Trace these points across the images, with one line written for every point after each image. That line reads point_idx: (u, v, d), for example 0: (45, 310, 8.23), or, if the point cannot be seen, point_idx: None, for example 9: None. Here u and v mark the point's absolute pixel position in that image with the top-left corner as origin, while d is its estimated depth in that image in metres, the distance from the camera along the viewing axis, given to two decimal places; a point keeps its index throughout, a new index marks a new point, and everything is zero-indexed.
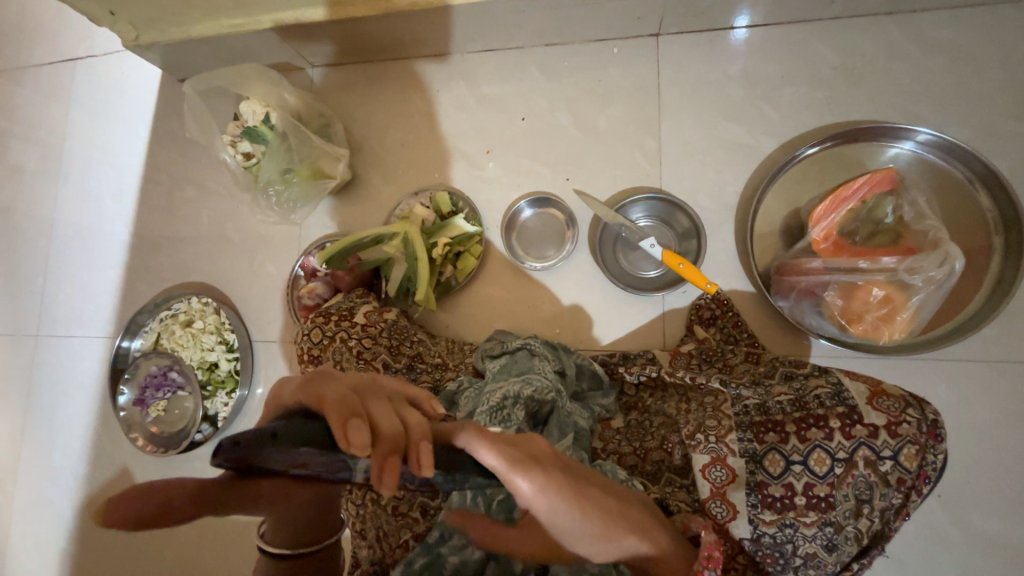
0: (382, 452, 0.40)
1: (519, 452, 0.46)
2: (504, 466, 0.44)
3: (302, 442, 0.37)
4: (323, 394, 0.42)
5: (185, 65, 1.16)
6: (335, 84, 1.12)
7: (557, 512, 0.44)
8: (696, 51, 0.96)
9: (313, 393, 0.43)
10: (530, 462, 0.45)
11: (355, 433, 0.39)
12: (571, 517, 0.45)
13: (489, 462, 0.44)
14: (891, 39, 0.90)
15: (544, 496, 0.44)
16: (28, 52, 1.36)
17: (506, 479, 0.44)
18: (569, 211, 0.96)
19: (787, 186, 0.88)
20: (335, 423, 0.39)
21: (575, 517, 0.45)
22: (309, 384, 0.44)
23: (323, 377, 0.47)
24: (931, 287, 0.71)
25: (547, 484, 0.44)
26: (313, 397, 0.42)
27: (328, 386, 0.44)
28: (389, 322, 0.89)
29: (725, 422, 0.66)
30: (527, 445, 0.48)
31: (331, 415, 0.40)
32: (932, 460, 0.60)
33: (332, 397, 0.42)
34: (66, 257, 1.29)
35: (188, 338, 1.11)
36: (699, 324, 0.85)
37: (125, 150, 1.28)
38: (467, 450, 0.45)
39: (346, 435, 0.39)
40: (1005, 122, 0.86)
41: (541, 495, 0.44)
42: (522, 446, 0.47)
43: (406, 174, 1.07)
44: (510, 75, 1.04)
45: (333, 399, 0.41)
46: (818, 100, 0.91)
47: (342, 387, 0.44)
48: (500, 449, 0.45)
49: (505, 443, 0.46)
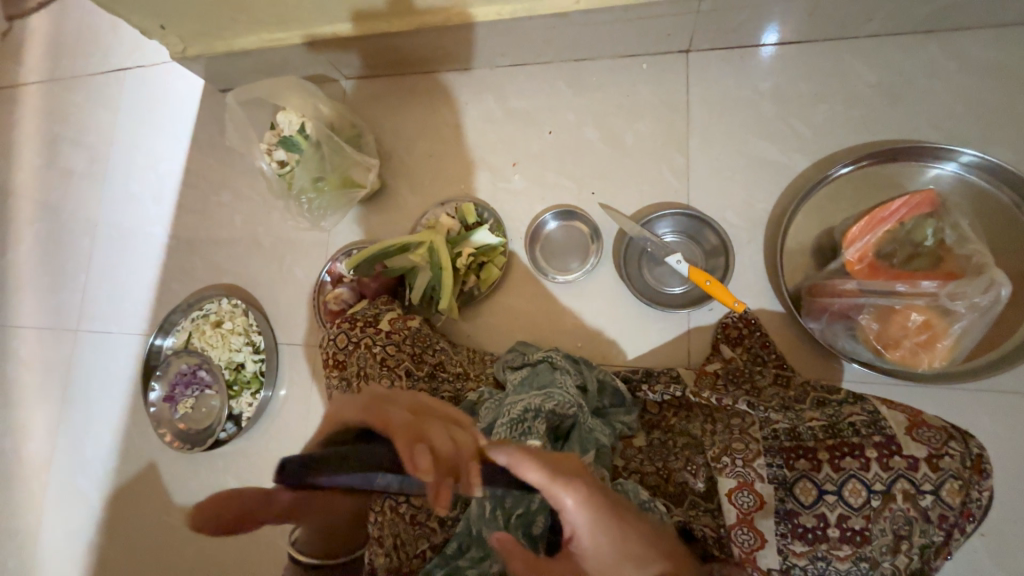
0: (440, 475, 0.44)
1: (561, 467, 0.47)
2: (546, 480, 0.46)
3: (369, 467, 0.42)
4: (387, 418, 0.47)
5: (226, 77, 1.21)
6: (367, 96, 1.15)
7: (600, 531, 0.45)
8: (726, 67, 0.96)
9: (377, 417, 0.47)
10: (571, 480, 0.46)
11: (422, 456, 0.44)
12: (612, 545, 0.44)
13: (533, 476, 0.46)
14: (931, 57, 0.88)
15: (585, 511, 0.45)
16: (83, 62, 1.44)
17: (551, 494, 0.46)
18: (593, 224, 0.96)
19: (819, 205, 0.87)
20: (400, 447, 0.43)
21: (618, 544, 0.44)
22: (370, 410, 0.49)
23: (379, 403, 0.51)
24: (974, 314, 0.68)
25: (588, 501, 0.46)
26: (379, 422, 0.47)
27: (389, 411, 0.49)
28: (412, 330, 0.90)
29: (753, 446, 0.64)
30: (569, 464, 0.49)
31: (397, 439, 0.44)
32: (976, 497, 0.58)
33: (395, 422, 0.47)
34: (107, 256, 1.35)
35: (218, 338, 1.14)
36: (725, 343, 0.83)
37: (166, 155, 1.34)
38: (510, 466, 0.46)
39: (414, 459, 0.43)
40: None
41: (583, 512, 0.45)
42: (565, 465, 0.48)
43: (433, 183, 1.09)
44: (539, 89, 1.05)
45: (396, 425, 0.46)
46: (853, 118, 0.90)
47: (399, 413, 0.49)
48: (545, 465, 0.46)
49: (547, 461, 0.48)
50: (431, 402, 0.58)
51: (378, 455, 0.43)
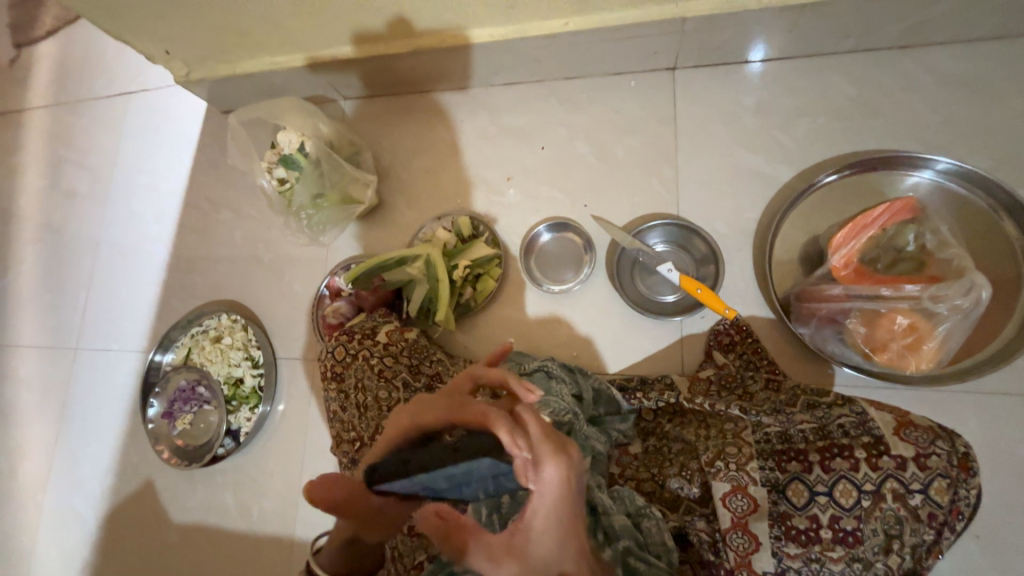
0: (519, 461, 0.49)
1: (556, 442, 0.51)
2: (545, 446, 0.49)
3: (468, 455, 0.51)
4: (481, 410, 0.53)
5: (229, 99, 1.25)
6: (366, 115, 1.18)
7: (562, 511, 0.48)
8: (712, 83, 1.00)
9: (469, 413, 0.54)
10: (563, 453, 0.50)
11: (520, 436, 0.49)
12: (564, 525, 0.48)
13: (534, 432, 0.50)
14: (907, 71, 0.92)
15: (561, 486, 0.48)
16: (89, 86, 1.49)
17: (539, 459, 0.48)
18: (586, 235, 0.98)
19: (805, 214, 0.89)
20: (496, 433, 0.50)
21: (562, 534, 0.47)
22: (459, 407, 0.55)
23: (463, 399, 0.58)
24: (958, 316, 0.69)
25: (566, 477, 0.49)
26: (475, 417, 0.53)
27: (479, 405, 0.54)
28: (410, 341, 0.91)
29: (745, 450, 0.64)
30: (562, 438, 0.52)
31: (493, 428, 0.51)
32: (964, 495, 0.59)
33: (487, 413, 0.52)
34: (109, 274, 1.37)
35: (217, 354, 1.15)
36: (718, 349, 0.84)
37: (169, 175, 1.37)
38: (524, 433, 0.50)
39: (515, 441, 0.49)
40: None
41: (557, 488, 0.48)
42: (559, 437, 0.52)
43: (430, 198, 1.11)
44: (531, 106, 1.09)
45: (490, 415, 0.51)
46: (834, 129, 0.93)
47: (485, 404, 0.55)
48: (545, 426, 0.51)
49: (548, 439, 0.50)
50: (488, 370, 0.64)
51: (480, 443, 0.51)
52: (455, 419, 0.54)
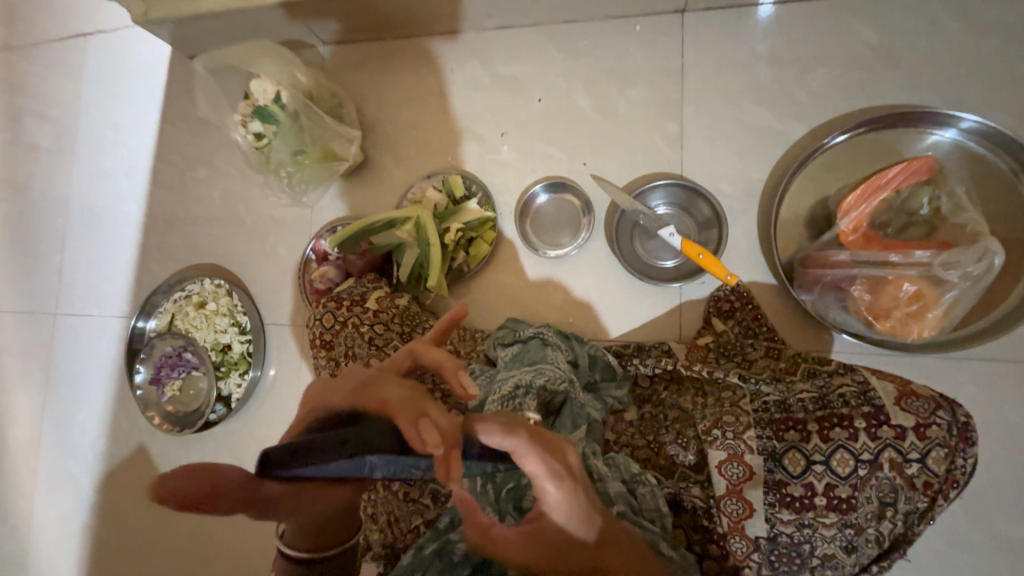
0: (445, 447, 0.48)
1: (558, 459, 0.49)
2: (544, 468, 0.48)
3: (361, 449, 0.43)
4: (386, 398, 0.50)
5: (194, 42, 1.14)
6: (346, 62, 1.09)
7: (572, 520, 0.48)
8: (723, 28, 0.91)
9: (372, 398, 0.50)
10: (566, 472, 0.49)
11: (427, 432, 0.48)
12: (585, 516, 0.49)
13: (532, 468, 0.48)
14: (935, 16, 0.84)
15: (566, 501, 0.48)
16: (39, 27, 1.34)
17: (537, 483, 0.48)
18: (584, 197, 0.93)
19: (815, 175, 0.85)
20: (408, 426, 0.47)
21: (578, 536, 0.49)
22: (361, 391, 0.50)
23: (371, 381, 0.54)
24: (967, 283, 0.68)
25: (573, 494, 0.49)
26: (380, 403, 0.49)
27: (385, 391, 0.52)
28: (401, 308, 0.88)
29: (743, 419, 0.64)
30: (559, 450, 0.51)
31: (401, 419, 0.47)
32: (962, 464, 0.58)
33: (394, 402, 0.50)
34: (82, 236, 1.29)
35: (201, 320, 1.11)
36: (717, 316, 0.83)
37: (136, 128, 1.27)
38: (516, 450, 0.48)
39: (422, 438, 0.46)
40: None
41: (564, 503, 0.48)
42: (556, 449, 0.51)
43: (419, 156, 1.04)
44: (527, 54, 1.00)
45: (397, 406, 0.49)
46: (852, 83, 0.87)
47: (396, 392, 0.52)
48: (546, 460, 0.48)
49: (549, 454, 0.49)
50: (428, 349, 0.66)
51: (376, 439, 0.44)
52: (357, 401, 0.49)
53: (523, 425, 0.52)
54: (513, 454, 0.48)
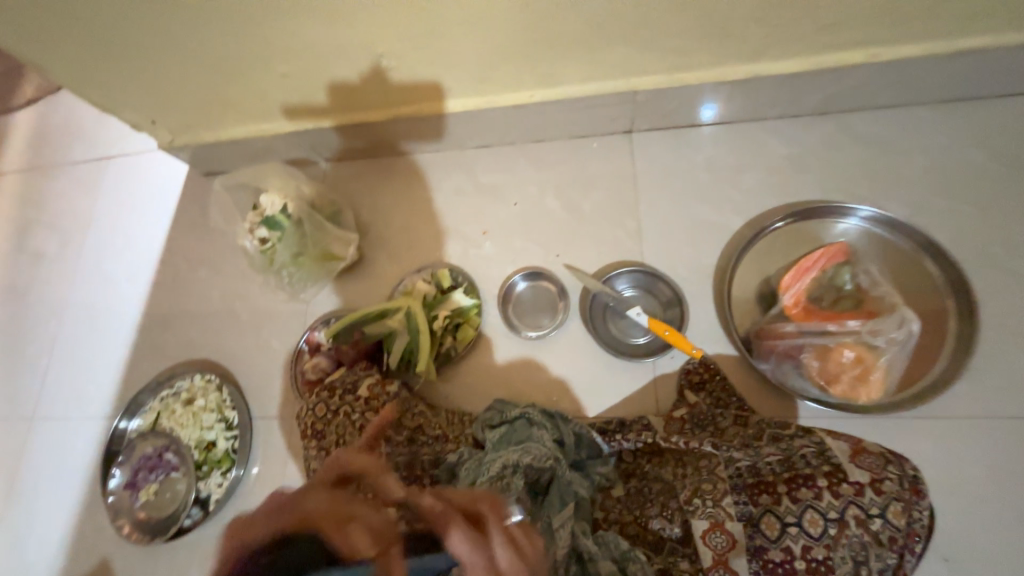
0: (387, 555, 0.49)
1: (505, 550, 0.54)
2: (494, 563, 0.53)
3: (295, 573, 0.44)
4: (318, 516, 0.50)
5: (212, 163, 1.30)
6: (347, 176, 1.24)
7: None
8: (663, 143, 1.10)
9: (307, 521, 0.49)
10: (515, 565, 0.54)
11: (358, 541, 0.49)
12: None
13: (479, 558, 0.53)
14: (830, 132, 1.03)
15: None
16: (69, 152, 1.52)
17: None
18: (560, 284, 1.04)
19: (757, 258, 0.97)
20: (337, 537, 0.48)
21: None
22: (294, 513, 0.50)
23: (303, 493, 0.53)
24: (896, 347, 0.77)
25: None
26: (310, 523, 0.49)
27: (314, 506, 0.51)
28: (391, 394, 0.92)
29: (720, 486, 0.68)
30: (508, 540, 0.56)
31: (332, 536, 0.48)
32: (918, 516, 0.66)
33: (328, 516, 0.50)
34: (74, 338, 1.33)
35: (188, 418, 1.14)
36: (689, 389, 0.88)
37: (144, 235, 1.38)
38: (466, 544, 0.53)
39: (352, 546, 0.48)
40: (949, 195, 0.94)
41: None
42: (504, 538, 0.56)
43: (410, 253, 1.16)
44: (504, 166, 1.17)
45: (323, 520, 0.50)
46: (774, 182, 1.02)
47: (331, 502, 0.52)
48: (494, 551, 0.53)
49: (496, 542, 0.54)
50: (356, 457, 0.63)
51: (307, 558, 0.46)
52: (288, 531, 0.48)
53: (472, 511, 0.57)
54: (465, 543, 0.53)
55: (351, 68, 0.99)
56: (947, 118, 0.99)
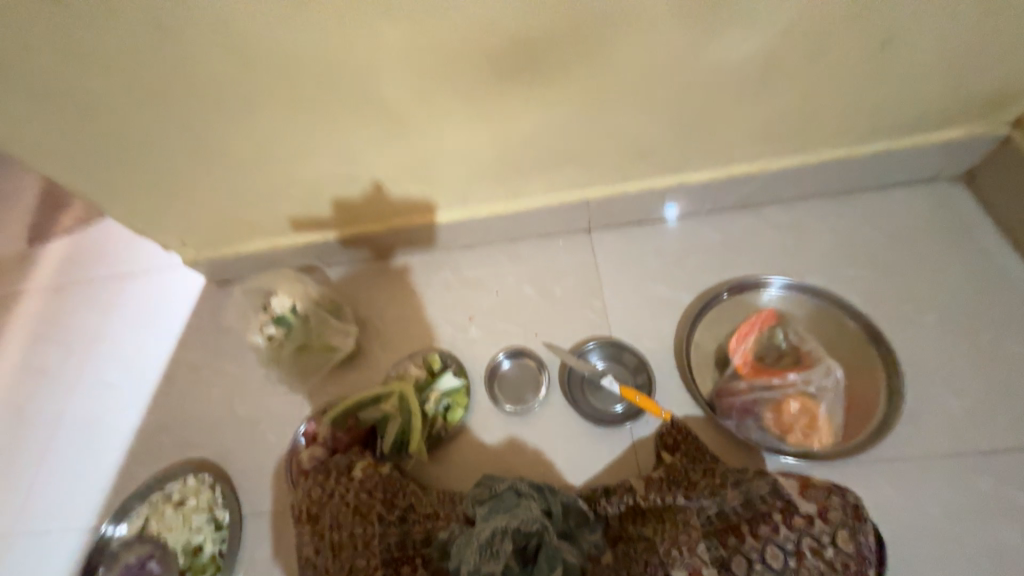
0: None
1: None
2: None
3: None
4: None
5: (227, 272, 1.46)
6: (348, 277, 1.41)
7: None
8: (618, 235, 1.30)
9: None
10: None
11: None
12: None
13: None
14: (752, 221, 1.23)
15: None
16: (93, 272, 1.70)
17: None
18: (538, 359, 1.15)
19: (708, 327, 1.12)
20: None
21: None
22: None
23: None
24: (830, 394, 0.89)
25: None
26: None
27: None
28: (382, 475, 0.96)
29: (695, 533, 0.78)
30: None
31: None
32: (865, 543, 0.76)
33: None
34: (69, 446, 1.36)
35: (177, 520, 1.14)
36: (665, 450, 0.94)
37: (154, 341, 1.49)
38: None
39: None
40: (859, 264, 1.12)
41: None
42: None
43: (403, 341, 1.28)
44: (486, 261, 1.36)
45: None
46: (714, 262, 1.20)
47: None
48: None
49: None
50: None
51: None
52: None
53: None
54: None
55: (355, 191, 1.20)
56: (843, 206, 1.20)
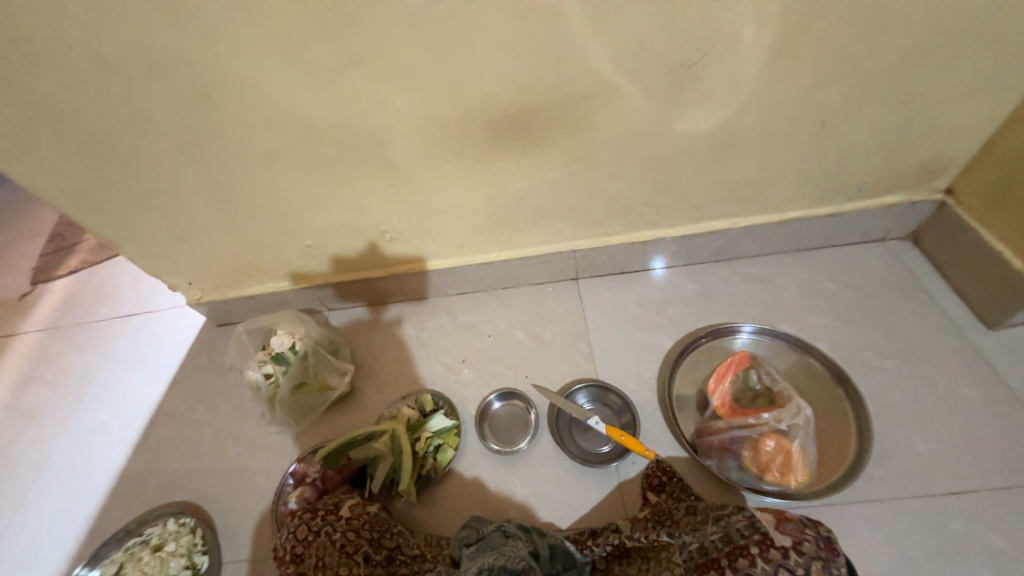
0: None
1: None
2: None
3: None
4: None
5: (229, 314, 1.52)
6: (347, 320, 1.48)
7: None
8: (603, 284, 1.40)
9: None
10: None
11: None
12: None
13: None
14: (726, 273, 1.33)
15: None
16: (96, 312, 1.74)
17: None
18: (529, 401, 1.19)
19: (688, 370, 1.18)
20: None
21: None
22: None
23: None
24: (802, 433, 0.92)
25: None
26: None
27: None
28: (372, 514, 0.97)
29: (676, 571, 0.79)
30: None
31: None
32: (840, 574, 0.75)
33: None
34: (48, 488, 1.33)
35: (154, 565, 1.09)
36: (651, 491, 0.97)
37: (148, 381, 1.51)
38: None
39: None
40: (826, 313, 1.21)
41: None
42: None
43: (397, 382, 1.32)
44: (479, 307, 1.43)
45: None
46: (693, 309, 1.28)
47: None
48: None
49: None
50: None
51: None
52: None
53: None
54: None
55: (360, 239, 1.30)
56: (807, 262, 1.31)
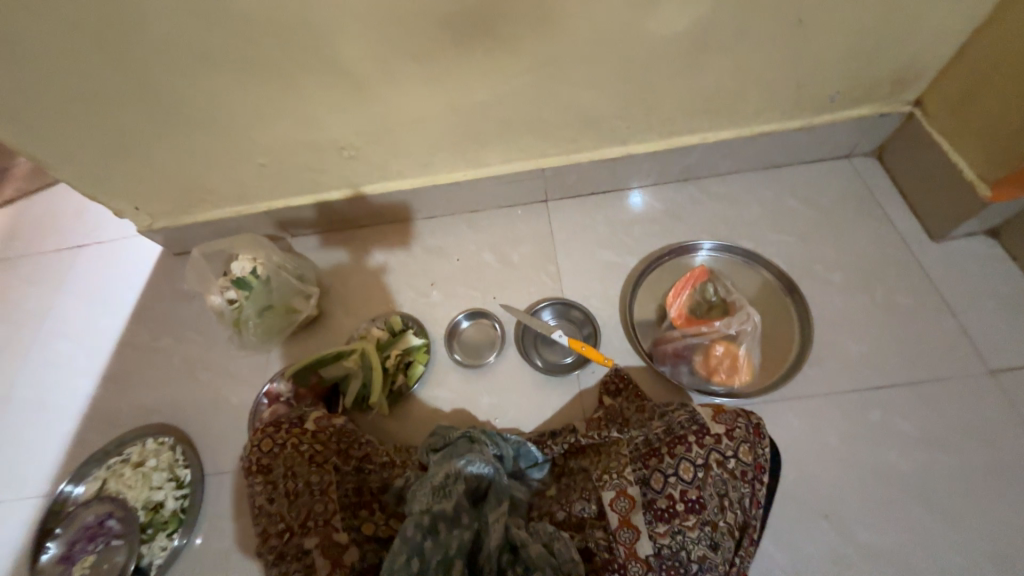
0: None
1: None
2: None
3: None
4: None
5: (185, 241, 1.45)
6: (310, 246, 1.43)
7: None
8: (573, 206, 1.38)
9: None
10: None
11: None
12: None
13: None
14: (694, 193, 1.32)
15: None
16: (40, 244, 1.64)
17: None
18: (496, 320, 1.22)
19: (650, 287, 1.22)
20: None
21: None
22: None
23: None
24: (750, 337, 1.00)
25: None
26: None
27: None
28: (337, 427, 1.02)
29: (623, 460, 0.86)
30: None
31: None
32: (762, 453, 0.86)
33: None
34: (19, 416, 1.33)
35: (137, 479, 1.12)
36: (607, 395, 1.02)
37: (109, 311, 1.47)
38: None
39: None
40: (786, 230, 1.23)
41: None
42: None
43: (365, 306, 1.32)
44: (446, 231, 1.40)
45: None
46: (660, 229, 1.29)
47: None
48: None
49: None
50: None
51: None
52: None
53: None
54: None
55: (315, 157, 1.23)
56: (774, 181, 1.31)
